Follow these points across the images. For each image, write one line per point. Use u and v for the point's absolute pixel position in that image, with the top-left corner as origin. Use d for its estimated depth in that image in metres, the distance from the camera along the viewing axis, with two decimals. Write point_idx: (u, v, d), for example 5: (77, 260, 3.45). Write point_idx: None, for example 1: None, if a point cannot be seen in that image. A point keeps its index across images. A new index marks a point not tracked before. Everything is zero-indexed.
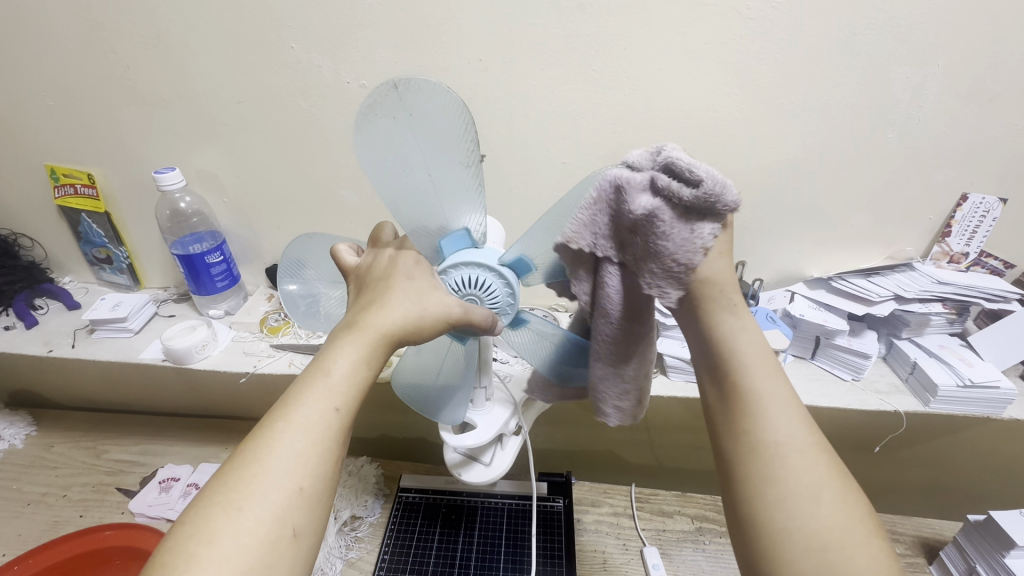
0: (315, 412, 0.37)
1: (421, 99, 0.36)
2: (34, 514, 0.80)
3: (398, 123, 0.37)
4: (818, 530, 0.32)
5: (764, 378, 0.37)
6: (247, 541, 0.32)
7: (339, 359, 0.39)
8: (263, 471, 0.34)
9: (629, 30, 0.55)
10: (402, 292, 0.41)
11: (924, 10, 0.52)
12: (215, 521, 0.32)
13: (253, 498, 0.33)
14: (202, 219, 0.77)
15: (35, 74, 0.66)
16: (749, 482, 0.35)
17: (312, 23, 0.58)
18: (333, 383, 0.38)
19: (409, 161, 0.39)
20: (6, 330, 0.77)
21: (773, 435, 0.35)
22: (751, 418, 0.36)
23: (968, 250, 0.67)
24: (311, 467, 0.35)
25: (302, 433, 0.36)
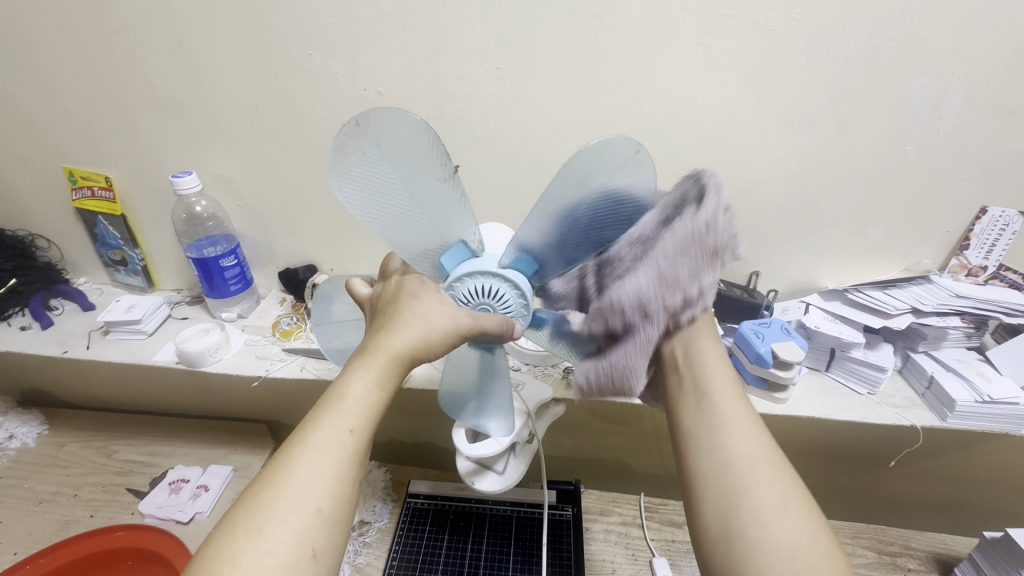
0: (332, 433, 0.37)
1: (383, 127, 0.36)
2: (46, 513, 0.81)
3: (369, 154, 0.37)
4: (778, 529, 0.37)
5: (727, 398, 0.44)
6: (267, 565, 0.32)
7: (353, 381, 0.39)
8: (283, 493, 0.34)
9: (646, 39, 0.55)
10: (411, 313, 0.41)
11: (947, 22, 0.51)
12: (236, 543, 0.32)
13: (272, 521, 0.33)
14: (217, 223, 0.77)
15: (56, 77, 0.67)
16: (724, 492, 0.39)
17: (331, 31, 0.59)
18: (349, 405, 0.38)
19: (388, 192, 0.39)
20: (22, 331, 0.78)
21: (738, 445, 0.41)
22: (720, 431, 0.42)
23: (986, 264, 0.66)
24: (329, 488, 0.35)
25: (320, 454, 0.36)
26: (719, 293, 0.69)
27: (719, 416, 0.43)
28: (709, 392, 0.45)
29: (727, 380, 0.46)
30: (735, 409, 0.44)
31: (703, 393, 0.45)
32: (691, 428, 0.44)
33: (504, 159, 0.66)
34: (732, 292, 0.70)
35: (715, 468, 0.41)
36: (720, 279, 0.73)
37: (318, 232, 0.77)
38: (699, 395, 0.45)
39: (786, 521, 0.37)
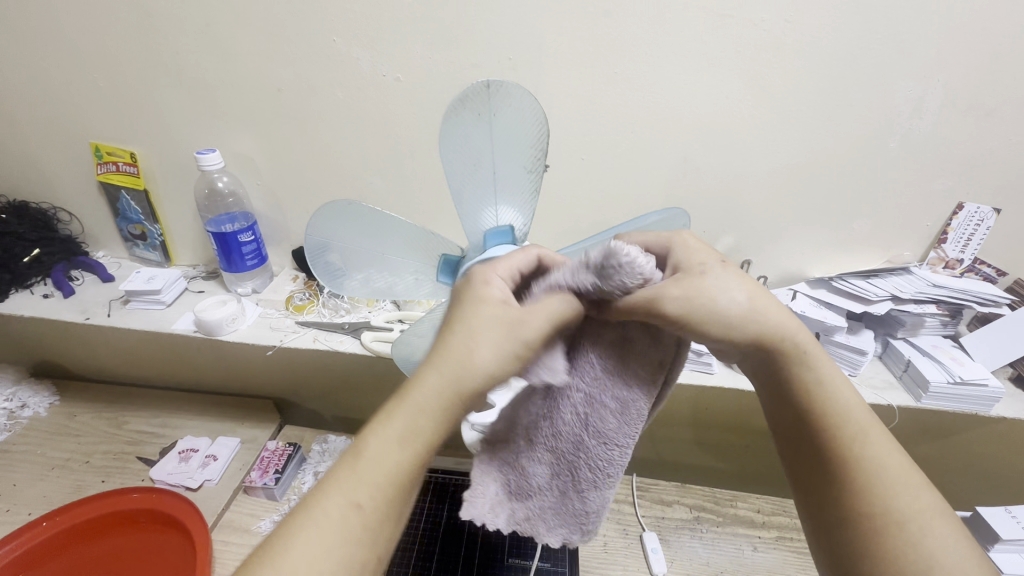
0: (393, 438, 0.36)
1: (508, 102, 0.42)
2: (59, 477, 0.84)
3: (481, 118, 0.43)
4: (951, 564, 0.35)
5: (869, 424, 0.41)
6: (313, 558, 0.32)
7: (376, 450, 0.36)
8: (333, 486, 0.35)
9: (649, 37, 0.59)
10: (491, 321, 0.38)
11: (927, 28, 0.55)
12: (284, 548, 0.33)
13: (317, 522, 0.34)
14: (236, 200, 0.81)
15: (89, 56, 0.70)
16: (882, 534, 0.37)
17: (355, 20, 0.62)
18: (363, 472, 0.35)
19: (480, 152, 0.45)
20: (45, 298, 0.81)
21: (893, 482, 0.39)
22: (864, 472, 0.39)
23: (962, 257, 0.70)
24: (378, 490, 0.35)
25: (338, 534, 0.33)
26: None
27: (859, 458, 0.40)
28: (848, 430, 0.41)
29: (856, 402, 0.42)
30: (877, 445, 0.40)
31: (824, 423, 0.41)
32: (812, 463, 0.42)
33: None
34: None
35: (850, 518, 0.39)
36: None
37: None
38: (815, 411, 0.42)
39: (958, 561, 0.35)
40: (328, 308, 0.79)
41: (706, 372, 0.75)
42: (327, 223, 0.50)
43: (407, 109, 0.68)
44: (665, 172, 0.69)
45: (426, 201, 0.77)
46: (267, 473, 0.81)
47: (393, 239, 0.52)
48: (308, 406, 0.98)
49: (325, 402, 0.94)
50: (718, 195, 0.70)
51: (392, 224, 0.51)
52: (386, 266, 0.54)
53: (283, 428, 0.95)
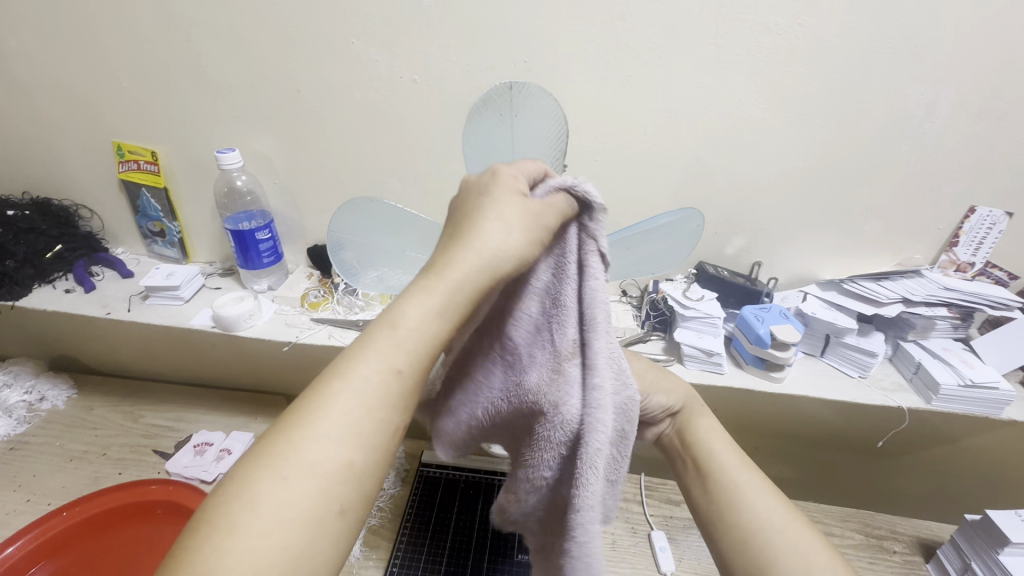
0: (427, 309, 0.34)
1: (531, 103, 0.42)
2: (77, 469, 0.85)
3: (503, 119, 0.44)
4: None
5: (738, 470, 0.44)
6: (350, 420, 0.30)
7: (410, 319, 0.34)
8: (364, 354, 0.33)
9: (664, 41, 0.60)
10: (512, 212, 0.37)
11: (940, 33, 0.56)
12: (318, 413, 0.30)
13: (351, 390, 0.31)
14: (254, 199, 0.82)
15: (113, 56, 0.72)
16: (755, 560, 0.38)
17: (374, 23, 0.64)
18: (401, 338, 0.33)
19: (502, 153, 0.46)
20: (67, 293, 0.83)
21: (752, 510, 0.41)
22: (731, 505, 0.41)
23: (974, 260, 0.70)
24: (415, 358, 0.33)
25: (370, 398, 0.31)
26: (722, 278, 0.74)
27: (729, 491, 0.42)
28: (724, 477, 0.44)
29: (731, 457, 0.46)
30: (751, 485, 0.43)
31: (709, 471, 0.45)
32: (705, 516, 0.43)
33: None
34: (735, 279, 0.74)
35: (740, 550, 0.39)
36: (724, 268, 0.78)
37: None
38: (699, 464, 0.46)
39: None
40: (342, 305, 0.80)
41: (717, 371, 0.70)
42: (352, 216, 0.51)
43: (422, 110, 0.69)
44: (677, 174, 0.70)
45: (440, 200, 0.78)
46: None
47: (415, 237, 0.53)
48: None
49: None
50: (729, 197, 0.71)
51: (417, 221, 0.52)
52: (405, 263, 0.55)
53: None
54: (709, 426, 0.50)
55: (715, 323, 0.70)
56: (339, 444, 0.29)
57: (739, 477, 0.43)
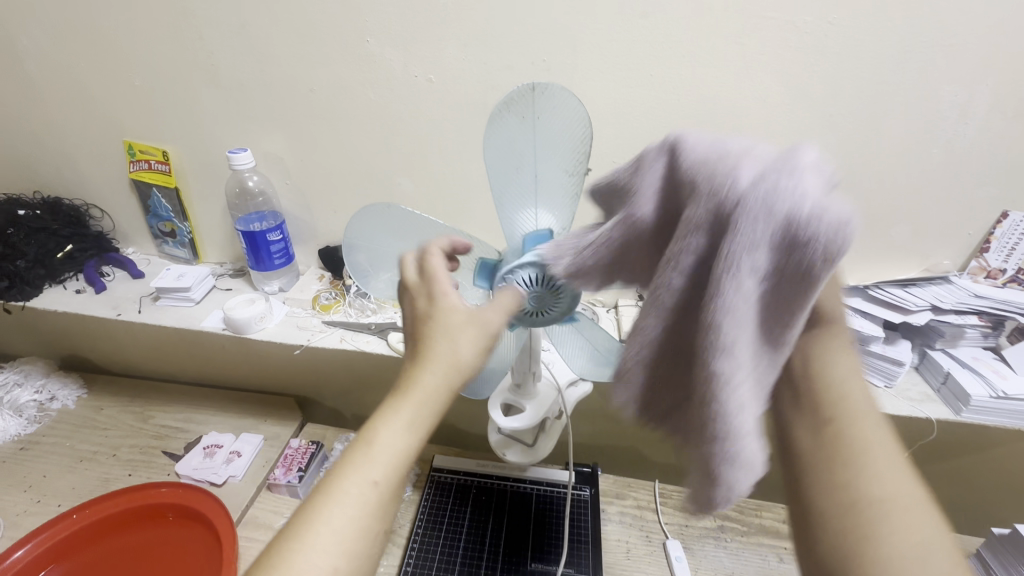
0: (394, 433, 0.39)
1: (553, 104, 0.41)
2: (87, 470, 0.85)
3: (525, 121, 0.42)
4: None
5: (870, 428, 0.36)
6: (333, 535, 0.36)
7: (387, 437, 0.39)
8: (343, 473, 0.38)
9: (687, 40, 0.58)
10: (457, 330, 0.41)
11: (978, 31, 0.54)
12: (308, 537, 0.35)
13: (335, 508, 0.36)
14: (265, 200, 0.81)
15: (125, 55, 0.71)
16: (858, 534, 0.32)
17: (389, 21, 0.62)
18: (377, 457, 0.38)
19: (522, 158, 0.44)
20: (77, 294, 0.82)
21: (879, 482, 0.33)
22: (850, 466, 0.34)
23: (1006, 267, 0.68)
24: (389, 471, 0.38)
25: (350, 509, 0.36)
26: None
27: (852, 450, 0.35)
28: (853, 434, 0.36)
29: (862, 405, 0.37)
30: (877, 452, 0.35)
31: (829, 418, 0.37)
32: (802, 459, 0.37)
33: None
34: None
35: (838, 520, 0.33)
36: None
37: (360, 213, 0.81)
38: (817, 400, 0.38)
39: None
40: (354, 308, 0.79)
41: None
42: (369, 221, 0.49)
43: (436, 110, 0.68)
44: None
45: (454, 202, 0.76)
46: (291, 471, 0.82)
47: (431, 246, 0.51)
48: (330, 404, 0.98)
49: (348, 400, 0.95)
50: None
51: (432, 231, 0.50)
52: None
53: (306, 425, 0.96)
54: (850, 363, 0.39)
55: None
56: (327, 560, 0.35)
57: (874, 444, 0.35)
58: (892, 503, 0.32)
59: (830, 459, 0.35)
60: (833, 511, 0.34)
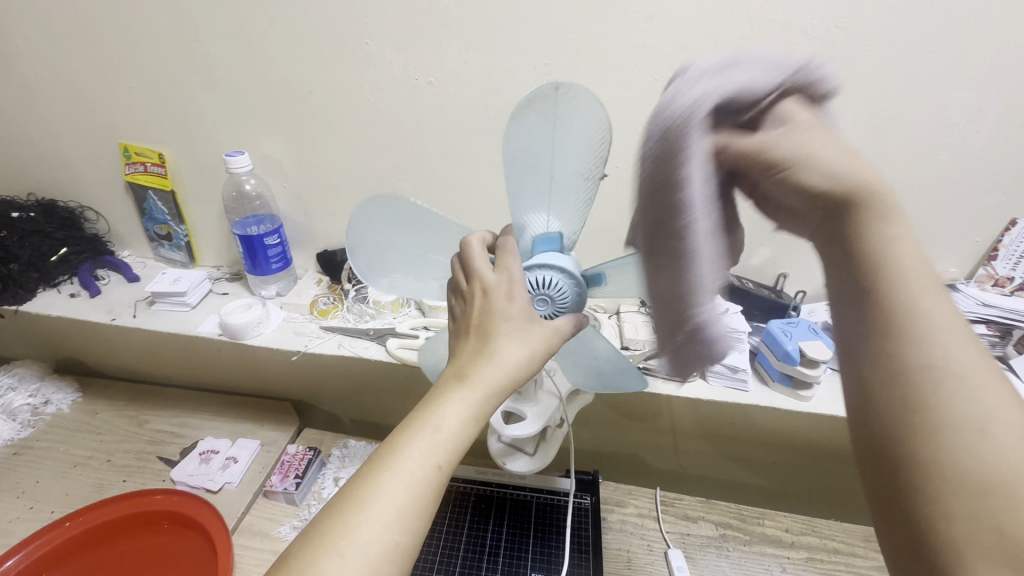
0: (455, 419, 0.40)
1: (575, 105, 0.39)
2: (81, 476, 0.84)
3: (545, 120, 0.40)
4: (993, 456, 0.29)
5: (922, 293, 0.33)
6: (391, 507, 0.37)
7: (447, 414, 0.40)
8: (404, 451, 0.39)
9: (692, 44, 0.57)
10: (520, 330, 0.42)
11: (988, 37, 0.53)
12: (367, 506, 0.37)
13: (394, 482, 0.38)
14: (263, 203, 0.80)
15: (121, 55, 0.70)
16: (918, 415, 0.31)
17: (389, 23, 0.61)
18: (440, 439, 0.39)
19: (539, 154, 0.42)
20: (71, 298, 0.81)
21: (929, 354, 0.32)
22: (902, 339, 0.32)
23: (1013, 275, 0.67)
24: (450, 454, 0.40)
25: (409, 478, 0.38)
26: (747, 291, 0.72)
27: (901, 316, 0.33)
28: (900, 303, 0.33)
29: (920, 272, 0.33)
30: (942, 328, 0.32)
31: (877, 288, 0.33)
32: (853, 339, 0.35)
33: None
34: (760, 291, 0.73)
35: (902, 403, 0.32)
36: (748, 279, 0.75)
37: None
38: (866, 275, 0.34)
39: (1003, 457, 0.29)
40: (352, 313, 0.78)
41: (741, 389, 0.71)
42: (378, 209, 0.47)
43: (436, 113, 0.67)
44: None
45: (454, 206, 0.75)
46: (288, 477, 0.81)
47: (441, 242, 0.50)
48: (328, 409, 0.97)
49: (345, 405, 0.94)
50: None
51: (444, 228, 0.49)
52: (423, 264, 0.52)
53: (303, 430, 0.94)
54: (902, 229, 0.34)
55: (740, 337, 0.70)
56: (384, 528, 0.37)
57: (928, 311, 0.32)
58: (945, 375, 0.31)
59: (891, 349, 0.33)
60: (887, 383, 0.33)
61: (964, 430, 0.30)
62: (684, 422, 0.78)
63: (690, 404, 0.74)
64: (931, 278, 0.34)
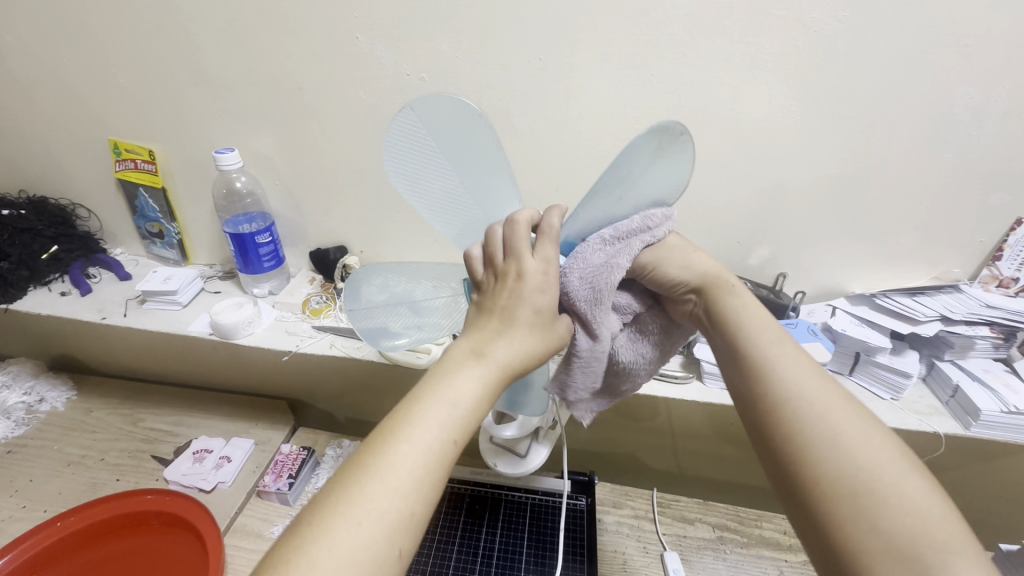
0: (470, 390, 0.37)
1: (676, 157, 0.37)
2: (74, 475, 0.83)
3: (650, 152, 0.38)
4: (860, 466, 0.33)
5: (768, 343, 0.41)
6: (406, 478, 0.33)
7: (463, 386, 0.37)
8: (418, 418, 0.35)
9: (689, 39, 0.56)
10: (541, 315, 0.40)
11: (995, 31, 0.51)
12: (378, 473, 0.33)
13: (410, 450, 0.34)
14: (254, 201, 0.79)
15: (108, 50, 0.69)
16: (792, 441, 0.36)
17: (380, 17, 0.60)
18: (457, 412, 0.36)
19: (623, 180, 0.41)
20: (62, 296, 0.80)
21: (785, 385, 0.38)
22: (763, 380, 0.39)
23: (1019, 276, 0.65)
24: (467, 426, 0.36)
25: (422, 449, 0.34)
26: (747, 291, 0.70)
27: (760, 364, 0.40)
28: (756, 352, 0.41)
29: (768, 328, 0.42)
30: (790, 361, 0.40)
31: (739, 346, 0.42)
32: (735, 389, 0.42)
33: (541, 150, 0.67)
34: (759, 292, 0.70)
35: (776, 432, 0.37)
36: (747, 279, 0.74)
37: (351, 216, 0.78)
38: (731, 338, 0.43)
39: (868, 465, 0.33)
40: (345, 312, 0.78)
41: None
42: (438, 115, 0.40)
43: None
44: (700, 180, 0.66)
45: None
46: (281, 477, 0.80)
47: (483, 182, 0.44)
48: (323, 408, 0.97)
49: (340, 404, 0.93)
50: (755, 204, 0.67)
51: (497, 166, 0.43)
52: (453, 202, 0.44)
53: (298, 429, 0.94)
54: (742, 299, 0.44)
55: None
56: (396, 499, 0.32)
57: (778, 355, 0.40)
58: (802, 400, 0.37)
59: (758, 391, 0.39)
60: (764, 419, 0.38)
61: (832, 448, 0.35)
62: (682, 423, 0.77)
63: (686, 406, 0.73)
64: (775, 331, 0.42)
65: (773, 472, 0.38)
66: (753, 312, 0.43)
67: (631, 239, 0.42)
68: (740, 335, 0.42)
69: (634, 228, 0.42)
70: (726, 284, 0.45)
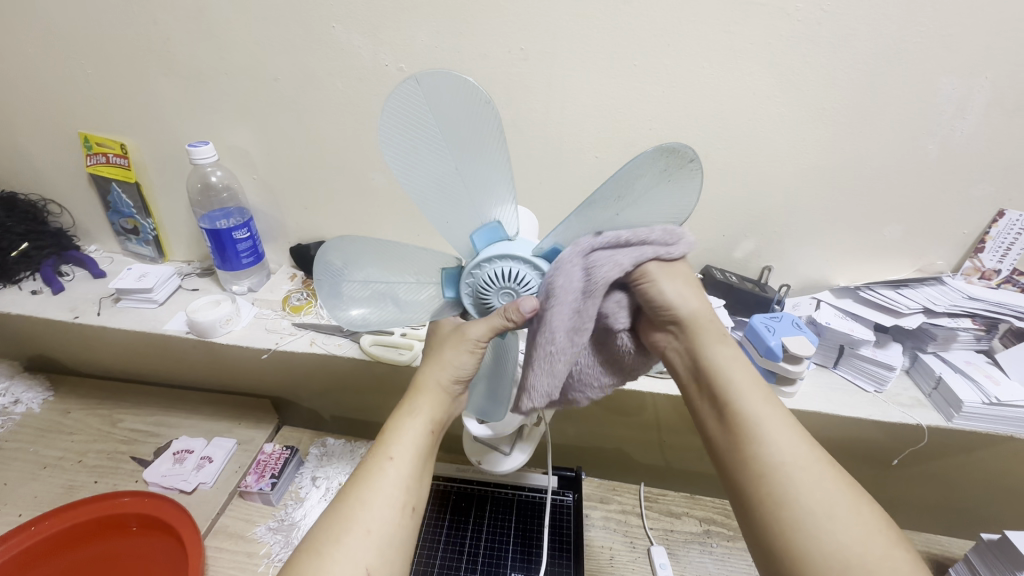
0: (413, 425, 0.47)
1: (686, 181, 0.38)
2: (50, 478, 0.81)
3: (656, 175, 0.38)
4: (839, 539, 0.36)
5: (758, 403, 0.43)
6: (366, 501, 0.42)
7: (407, 425, 0.47)
8: (376, 454, 0.45)
9: (670, 28, 0.55)
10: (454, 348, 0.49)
11: (977, 20, 0.51)
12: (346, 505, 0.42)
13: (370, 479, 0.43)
14: (231, 195, 0.77)
15: (74, 39, 0.66)
16: (776, 507, 0.38)
17: (355, 6, 0.58)
18: (402, 442, 0.46)
19: (621, 195, 0.40)
20: (33, 295, 0.78)
21: (772, 450, 0.40)
22: (751, 441, 0.41)
23: (1000, 267, 0.66)
24: (411, 452, 0.45)
25: (398, 482, 0.44)
26: (732, 286, 0.69)
27: (748, 425, 0.42)
28: (745, 413, 0.42)
29: (750, 381, 0.44)
30: (774, 424, 0.41)
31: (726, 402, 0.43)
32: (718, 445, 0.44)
33: (523, 142, 0.66)
34: (743, 285, 0.70)
35: (761, 497, 0.39)
36: (731, 272, 0.74)
37: (331, 211, 0.77)
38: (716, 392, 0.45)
39: (846, 536, 0.36)
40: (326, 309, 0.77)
41: None
42: (439, 96, 0.38)
43: None
44: None
45: None
46: (263, 477, 0.78)
47: (477, 170, 0.43)
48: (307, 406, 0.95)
49: (324, 403, 0.92)
50: (740, 196, 0.66)
51: (492, 155, 0.42)
52: (444, 185, 0.43)
53: (281, 428, 0.92)
54: (728, 352, 0.46)
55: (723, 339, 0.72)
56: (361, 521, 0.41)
57: (764, 415, 0.42)
58: (785, 466, 0.39)
59: (745, 456, 0.41)
60: (749, 483, 0.40)
61: (812, 517, 0.37)
62: (668, 418, 0.77)
63: (671, 400, 0.73)
64: (760, 390, 0.44)
65: (754, 534, 0.40)
66: (740, 367, 0.45)
67: (643, 244, 0.42)
68: (729, 395, 0.44)
69: (647, 236, 0.42)
70: (708, 329, 0.47)
